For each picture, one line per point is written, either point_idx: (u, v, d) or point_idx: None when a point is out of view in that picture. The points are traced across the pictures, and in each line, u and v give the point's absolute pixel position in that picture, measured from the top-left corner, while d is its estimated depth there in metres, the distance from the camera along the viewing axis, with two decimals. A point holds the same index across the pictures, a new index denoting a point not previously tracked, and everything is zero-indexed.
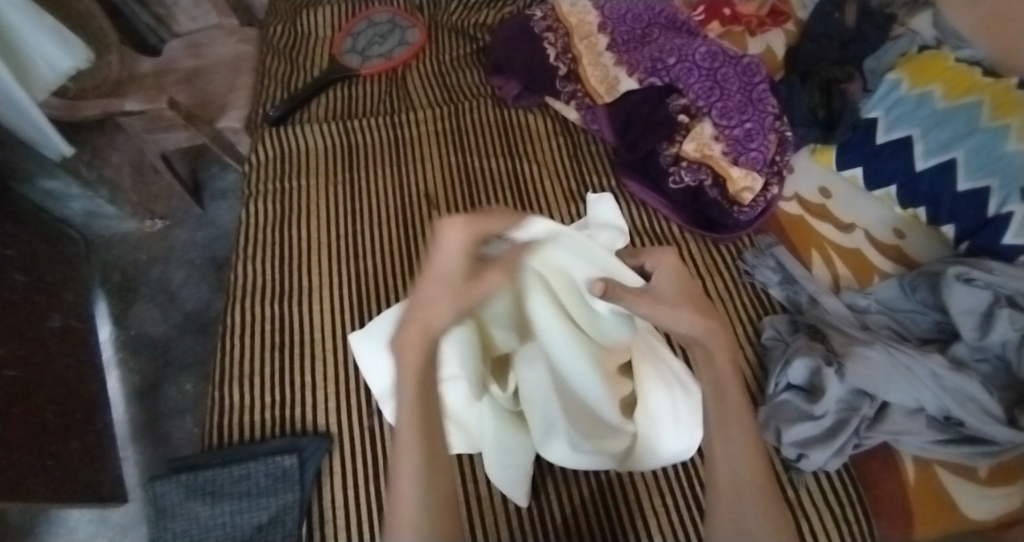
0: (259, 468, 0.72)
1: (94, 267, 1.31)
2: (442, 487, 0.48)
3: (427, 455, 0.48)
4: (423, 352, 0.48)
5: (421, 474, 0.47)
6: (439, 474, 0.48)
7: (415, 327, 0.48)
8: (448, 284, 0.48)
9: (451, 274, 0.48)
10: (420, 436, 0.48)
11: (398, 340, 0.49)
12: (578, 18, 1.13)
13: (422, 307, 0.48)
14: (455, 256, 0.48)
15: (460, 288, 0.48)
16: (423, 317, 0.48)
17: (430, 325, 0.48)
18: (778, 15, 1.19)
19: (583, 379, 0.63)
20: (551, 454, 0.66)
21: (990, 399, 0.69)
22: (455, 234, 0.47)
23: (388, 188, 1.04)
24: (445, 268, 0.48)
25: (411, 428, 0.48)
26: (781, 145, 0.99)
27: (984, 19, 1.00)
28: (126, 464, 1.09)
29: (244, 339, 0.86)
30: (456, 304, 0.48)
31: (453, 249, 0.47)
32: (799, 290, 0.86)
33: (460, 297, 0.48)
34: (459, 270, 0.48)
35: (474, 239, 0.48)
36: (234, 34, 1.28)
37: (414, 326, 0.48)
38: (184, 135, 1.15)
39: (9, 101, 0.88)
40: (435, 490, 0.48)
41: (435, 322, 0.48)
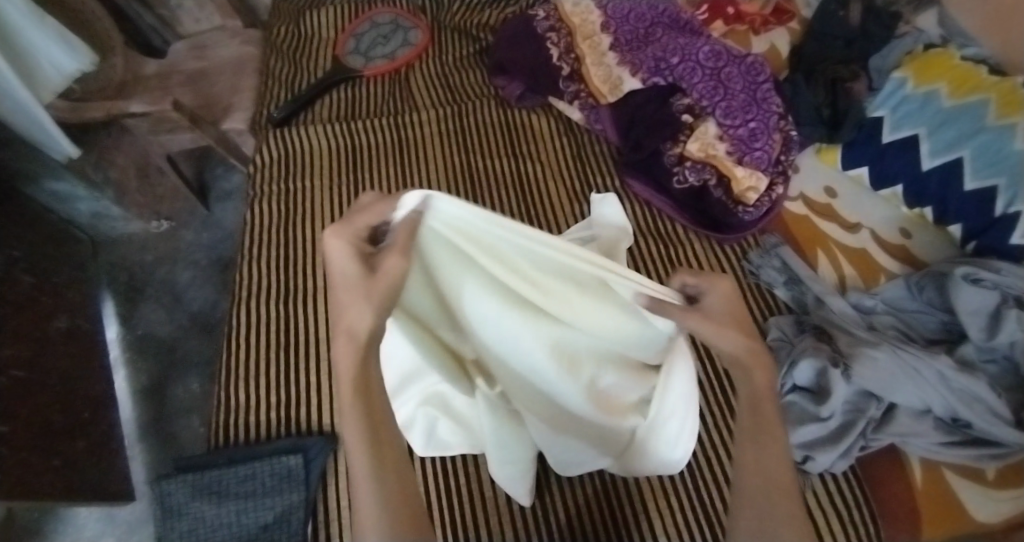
0: (265, 469, 0.72)
1: (100, 268, 1.32)
2: (401, 483, 0.41)
3: (378, 460, 0.41)
4: (358, 354, 0.42)
5: (376, 477, 0.40)
6: (398, 480, 0.41)
7: (340, 336, 0.42)
8: (351, 283, 0.41)
9: (350, 277, 0.42)
10: (368, 440, 0.41)
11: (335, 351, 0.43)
12: (581, 18, 1.13)
13: (342, 312, 0.42)
14: (349, 258, 0.42)
15: (364, 284, 0.41)
16: (344, 322, 0.42)
17: (353, 331, 0.42)
18: (782, 14, 1.19)
19: (553, 373, 0.58)
20: (551, 455, 0.66)
21: (998, 401, 0.69)
22: (337, 238, 0.42)
23: (390, 188, 1.05)
24: (347, 270, 0.42)
25: (358, 435, 0.41)
26: (785, 145, 0.99)
27: (990, 17, 0.99)
28: (133, 463, 1.10)
29: (251, 339, 0.87)
30: (372, 302, 0.41)
31: (345, 249, 0.42)
32: (805, 291, 0.86)
33: (371, 293, 0.41)
34: (359, 269, 0.42)
35: (357, 237, 0.43)
36: (237, 36, 1.28)
37: (338, 338, 0.42)
38: (189, 136, 1.15)
39: (15, 103, 0.89)
40: (393, 495, 0.40)
41: (358, 326, 0.42)
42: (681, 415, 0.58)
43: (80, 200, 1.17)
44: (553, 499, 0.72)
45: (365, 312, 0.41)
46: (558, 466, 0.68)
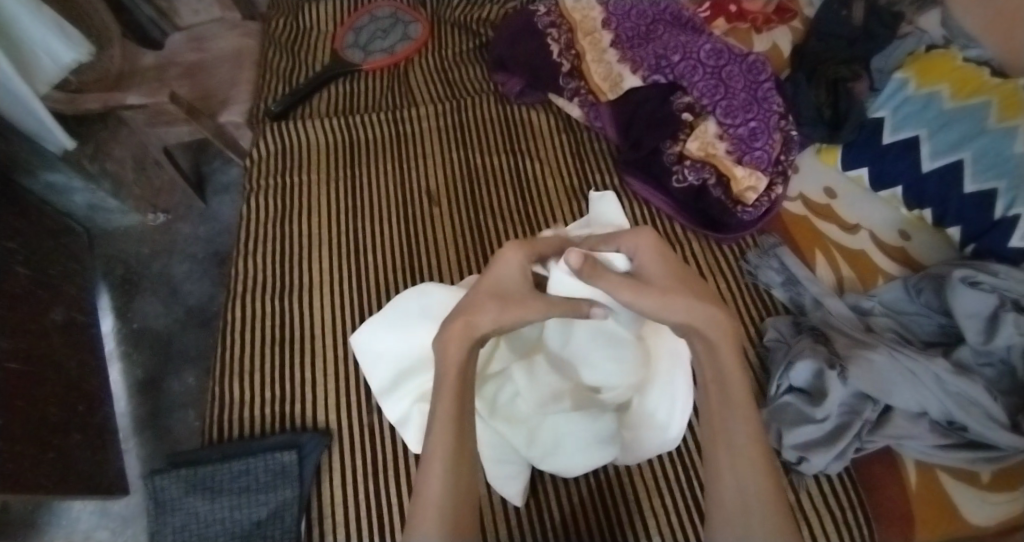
0: (259, 464, 0.72)
1: (96, 261, 1.31)
2: (466, 483, 0.48)
3: (455, 456, 0.48)
4: (465, 349, 0.51)
5: (449, 467, 0.47)
6: (462, 483, 0.48)
7: (458, 322, 0.52)
8: (496, 296, 0.54)
9: (500, 286, 0.55)
10: (453, 437, 0.48)
11: (443, 338, 0.53)
12: (582, 14, 1.12)
13: (472, 304, 0.53)
14: (509, 274, 0.56)
15: (502, 297, 0.54)
16: (466, 316, 0.53)
17: (472, 326, 0.52)
18: (785, 13, 1.18)
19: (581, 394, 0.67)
20: (547, 464, 0.67)
21: (994, 404, 0.69)
22: (511, 255, 0.57)
23: (389, 185, 1.04)
24: (498, 283, 0.56)
25: (445, 425, 0.48)
26: (785, 145, 0.98)
27: (993, 18, 0.99)
28: (128, 456, 1.10)
29: (245, 333, 0.86)
30: (498, 313, 0.53)
31: (511, 268, 0.57)
32: (802, 292, 0.85)
33: (503, 307, 0.53)
34: (510, 286, 0.55)
35: (524, 261, 0.57)
36: (236, 28, 1.27)
37: (457, 324, 0.52)
38: (186, 129, 1.14)
39: (11, 94, 0.88)
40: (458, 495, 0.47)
41: (477, 325, 0.52)
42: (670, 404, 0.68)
43: (76, 191, 1.16)
44: (546, 499, 0.71)
45: (491, 314, 0.52)
46: (559, 469, 0.67)
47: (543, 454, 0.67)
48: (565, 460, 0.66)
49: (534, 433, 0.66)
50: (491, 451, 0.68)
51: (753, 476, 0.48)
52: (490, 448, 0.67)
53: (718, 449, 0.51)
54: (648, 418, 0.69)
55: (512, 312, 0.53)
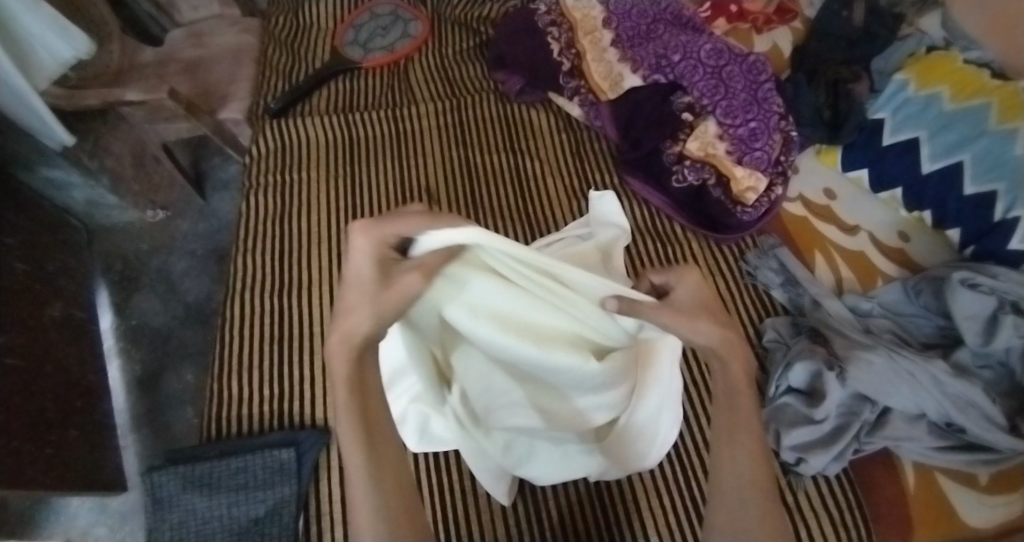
0: (257, 461, 0.71)
1: (95, 257, 1.31)
2: (399, 490, 0.44)
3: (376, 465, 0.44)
4: (352, 360, 0.43)
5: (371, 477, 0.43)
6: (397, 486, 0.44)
7: (337, 337, 0.43)
8: (363, 289, 0.42)
9: (362, 280, 0.43)
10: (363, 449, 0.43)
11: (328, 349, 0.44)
12: (583, 13, 1.12)
13: (346, 311, 0.43)
14: (367, 258, 0.43)
15: (375, 290, 0.42)
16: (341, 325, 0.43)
17: (348, 334, 0.43)
18: (785, 13, 1.18)
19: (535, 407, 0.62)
20: (528, 472, 0.67)
21: (993, 406, 0.68)
22: (360, 238, 0.43)
23: (388, 183, 1.04)
24: (359, 273, 0.43)
25: (353, 441, 0.43)
26: (786, 146, 0.98)
27: (993, 20, 0.99)
28: (126, 452, 1.09)
29: (243, 331, 0.86)
30: (376, 310, 0.42)
31: (363, 252, 0.43)
32: (801, 292, 0.85)
33: (376, 300, 0.42)
34: (373, 272, 0.43)
35: (380, 243, 0.44)
36: (235, 24, 1.26)
37: (332, 336, 0.43)
38: (185, 125, 1.14)
39: (9, 89, 0.88)
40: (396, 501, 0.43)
41: (355, 330, 0.43)
42: (666, 421, 0.62)
43: (75, 187, 1.15)
44: (543, 499, 0.71)
45: (365, 317, 0.42)
46: (537, 477, 0.67)
47: (518, 461, 0.66)
48: (547, 468, 0.66)
49: (511, 444, 0.65)
50: (473, 458, 0.67)
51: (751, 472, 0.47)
52: (473, 454, 0.66)
53: (722, 450, 0.48)
54: (648, 426, 0.62)
55: (388, 303, 0.42)
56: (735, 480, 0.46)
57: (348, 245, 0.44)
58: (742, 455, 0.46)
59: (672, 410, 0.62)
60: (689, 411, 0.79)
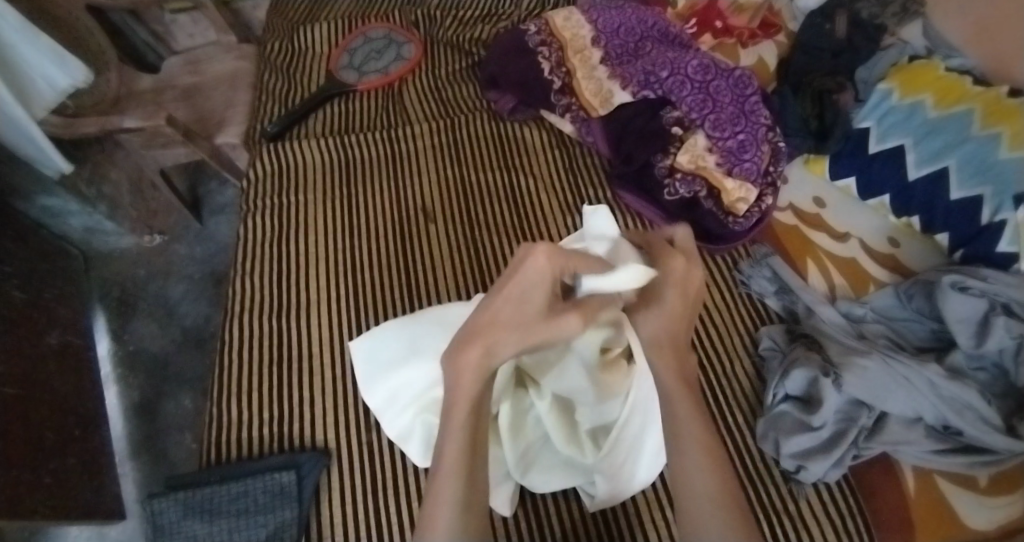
0: (257, 485, 0.71)
1: (93, 283, 1.31)
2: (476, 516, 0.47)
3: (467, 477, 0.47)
4: (481, 377, 0.47)
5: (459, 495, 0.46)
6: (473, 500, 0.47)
7: (476, 347, 0.45)
8: (520, 313, 0.45)
9: (528, 308, 0.45)
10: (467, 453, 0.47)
11: (454, 362, 0.47)
12: (572, 33, 1.15)
13: (488, 322, 0.46)
14: (535, 287, 0.44)
15: (530, 321, 0.45)
16: (486, 339, 0.45)
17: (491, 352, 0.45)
18: (769, 27, 1.21)
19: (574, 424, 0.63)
20: (534, 485, 0.66)
21: (988, 408, 0.69)
22: (539, 265, 0.44)
23: (386, 203, 1.05)
24: (526, 291, 0.44)
25: (458, 445, 0.47)
26: (774, 156, 1.00)
27: (972, 28, 1.02)
28: (125, 480, 1.09)
29: (242, 353, 0.87)
30: (525, 339, 0.45)
31: (537, 277, 0.44)
32: (795, 300, 0.87)
33: (531, 331, 0.45)
34: (537, 303, 0.45)
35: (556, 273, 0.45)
36: (232, 51, 1.29)
37: (474, 349, 0.45)
38: (183, 150, 1.16)
39: (8, 119, 0.89)
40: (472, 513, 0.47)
41: (499, 351, 0.45)
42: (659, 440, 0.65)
43: (73, 214, 1.17)
44: (542, 513, 0.71)
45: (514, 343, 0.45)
46: (537, 486, 0.67)
47: (525, 468, 0.65)
48: (564, 477, 0.67)
49: (523, 457, 0.65)
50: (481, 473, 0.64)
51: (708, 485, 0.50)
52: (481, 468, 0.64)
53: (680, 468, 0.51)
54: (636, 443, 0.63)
55: (535, 339, 0.45)
56: (691, 499, 0.49)
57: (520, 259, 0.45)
58: (697, 479, 0.50)
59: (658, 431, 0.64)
60: None
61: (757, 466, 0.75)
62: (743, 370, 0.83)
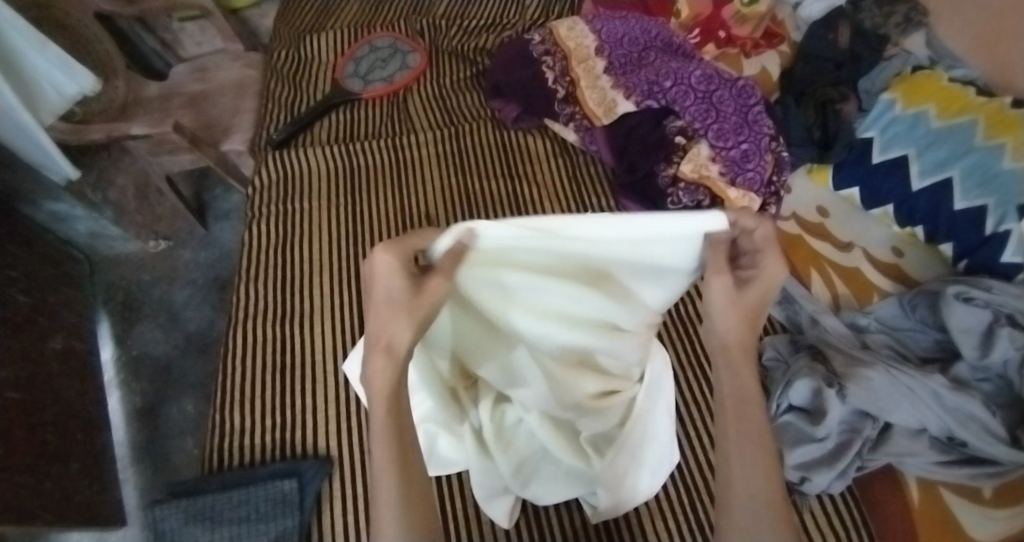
0: (259, 493, 0.71)
1: (98, 288, 1.32)
2: (422, 509, 0.42)
3: (404, 473, 0.42)
4: (393, 374, 0.44)
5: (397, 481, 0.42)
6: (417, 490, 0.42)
7: (377, 351, 0.44)
8: (396, 302, 0.43)
9: (397, 294, 0.43)
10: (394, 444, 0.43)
11: (366, 371, 0.45)
12: (576, 42, 1.15)
13: (379, 324, 0.44)
14: (395, 278, 0.43)
15: (409, 300, 0.43)
16: (381, 336, 0.44)
17: (390, 345, 0.44)
18: (772, 37, 1.22)
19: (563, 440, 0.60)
20: (536, 497, 0.66)
21: (993, 419, 0.69)
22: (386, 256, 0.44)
23: (389, 211, 1.06)
24: (389, 286, 0.43)
25: (385, 451, 0.42)
26: (778, 165, 1.00)
27: (976, 39, 1.02)
28: (126, 486, 1.09)
29: (245, 361, 0.87)
30: (413, 320, 0.43)
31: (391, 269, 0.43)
32: (799, 310, 0.87)
33: (412, 310, 0.43)
34: (403, 291, 0.43)
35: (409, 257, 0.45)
36: (239, 59, 1.30)
37: (374, 352, 0.44)
38: (189, 157, 1.17)
39: (16, 125, 0.90)
40: (413, 500, 0.42)
41: (398, 341, 0.43)
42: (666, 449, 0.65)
43: (78, 219, 1.18)
44: (544, 524, 0.70)
45: (406, 327, 0.43)
46: (540, 497, 0.66)
47: (524, 481, 0.65)
48: (566, 488, 0.66)
49: (523, 468, 0.64)
50: (478, 476, 0.66)
51: (759, 483, 0.42)
52: (477, 473, 0.66)
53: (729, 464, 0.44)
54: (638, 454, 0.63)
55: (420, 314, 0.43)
56: (739, 491, 0.42)
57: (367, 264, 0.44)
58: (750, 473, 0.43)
59: (665, 440, 0.64)
60: (691, 433, 0.79)
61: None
62: None
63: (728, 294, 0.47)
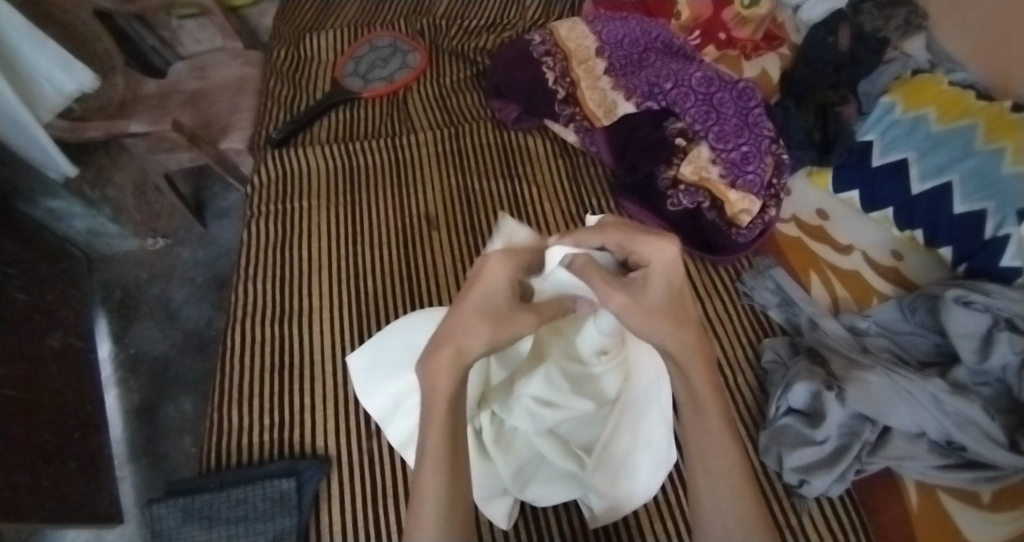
0: (257, 492, 0.71)
1: (95, 286, 1.31)
2: (462, 513, 0.46)
3: (451, 474, 0.45)
4: (454, 381, 0.44)
5: (445, 496, 0.45)
6: (459, 497, 0.46)
7: (447, 348, 0.44)
8: (485, 310, 0.43)
9: (488, 307, 0.44)
10: (447, 450, 0.45)
11: (427, 365, 0.45)
12: (576, 43, 1.15)
13: (456, 325, 0.44)
14: (502, 287, 0.44)
15: (498, 319, 0.43)
16: (455, 340, 0.44)
17: (461, 353, 0.43)
18: (773, 40, 1.23)
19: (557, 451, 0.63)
20: (535, 499, 0.66)
21: (992, 424, 0.69)
22: (501, 266, 0.44)
23: (390, 210, 1.05)
24: (488, 297, 0.44)
25: (438, 449, 0.45)
26: (777, 168, 1.00)
27: (975, 43, 1.02)
28: (123, 484, 1.08)
29: (244, 359, 0.87)
30: (491, 339, 0.43)
31: (500, 278, 0.44)
32: (798, 313, 0.87)
33: (495, 332, 0.43)
34: (503, 303, 0.44)
35: (517, 271, 0.45)
36: (238, 57, 1.29)
37: (443, 350, 0.44)
38: (188, 155, 1.17)
39: (13, 122, 0.90)
40: (456, 509, 0.45)
41: (469, 351, 0.43)
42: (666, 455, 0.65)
43: (76, 217, 1.17)
44: (542, 525, 0.70)
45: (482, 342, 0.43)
46: (538, 499, 0.66)
47: (521, 483, 0.65)
48: (562, 491, 0.66)
49: (522, 469, 0.65)
50: (478, 476, 0.64)
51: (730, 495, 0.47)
52: (475, 476, 0.64)
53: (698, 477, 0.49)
54: (629, 459, 0.64)
55: (503, 336, 0.44)
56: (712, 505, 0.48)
57: (480, 261, 0.45)
58: (721, 483, 0.48)
59: (664, 447, 0.64)
60: None
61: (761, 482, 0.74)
62: (745, 383, 0.83)
63: (634, 305, 0.43)
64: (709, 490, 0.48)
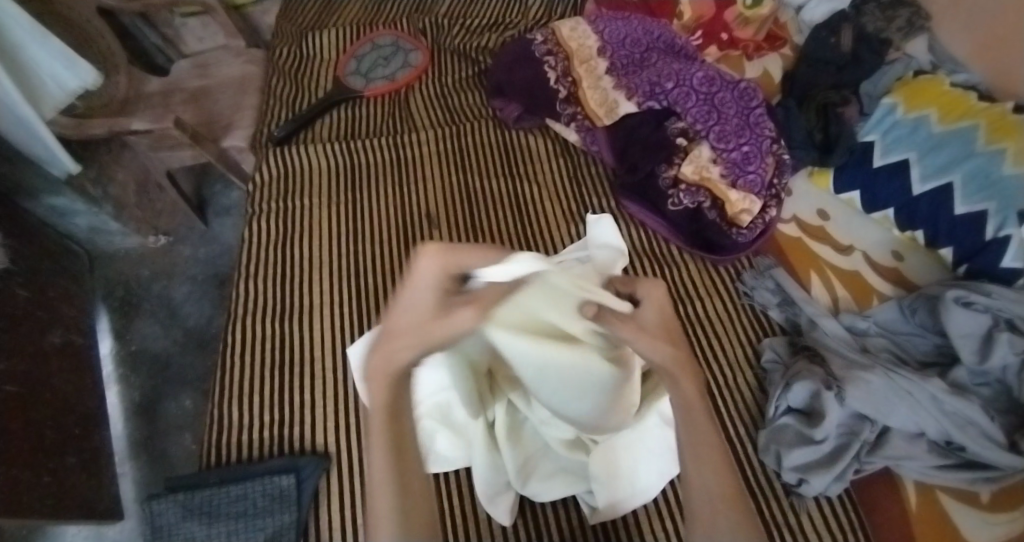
0: (257, 488, 0.71)
1: (97, 283, 1.32)
2: (420, 511, 0.44)
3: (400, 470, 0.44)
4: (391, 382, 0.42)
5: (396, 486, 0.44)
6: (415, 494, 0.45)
7: (379, 354, 0.41)
8: (413, 319, 0.39)
9: (418, 312, 0.39)
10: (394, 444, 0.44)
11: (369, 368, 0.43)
12: (578, 43, 1.15)
13: (389, 333, 0.40)
14: (428, 291, 0.39)
15: (424, 325, 0.39)
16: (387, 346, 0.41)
17: (391, 359, 0.41)
18: (775, 40, 1.23)
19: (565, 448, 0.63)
20: (538, 495, 0.66)
21: (991, 424, 0.69)
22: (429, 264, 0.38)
23: (391, 209, 1.05)
24: (416, 300, 0.39)
25: (387, 450, 0.44)
26: (778, 168, 1.00)
27: (976, 44, 1.03)
28: (124, 480, 1.09)
29: (244, 356, 0.87)
30: (421, 344, 0.39)
31: (429, 279, 0.39)
32: (798, 312, 0.86)
33: (423, 336, 0.38)
34: (432, 306, 0.39)
35: (449, 273, 0.39)
36: (241, 55, 1.30)
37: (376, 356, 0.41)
38: (191, 153, 1.17)
39: (16, 118, 0.90)
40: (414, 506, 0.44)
41: (399, 357, 0.40)
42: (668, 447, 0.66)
43: (79, 214, 1.17)
44: (541, 523, 0.70)
45: (411, 348, 0.39)
46: (539, 495, 0.66)
47: (525, 476, 0.65)
48: (567, 484, 0.66)
49: (529, 462, 0.65)
50: (482, 474, 0.66)
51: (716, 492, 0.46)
52: (482, 469, 0.66)
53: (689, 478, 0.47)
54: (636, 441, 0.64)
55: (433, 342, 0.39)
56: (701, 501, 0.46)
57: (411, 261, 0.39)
58: (709, 480, 0.46)
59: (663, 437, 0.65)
60: None
61: (760, 481, 0.74)
62: (744, 383, 0.83)
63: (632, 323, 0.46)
64: (696, 488, 0.47)
